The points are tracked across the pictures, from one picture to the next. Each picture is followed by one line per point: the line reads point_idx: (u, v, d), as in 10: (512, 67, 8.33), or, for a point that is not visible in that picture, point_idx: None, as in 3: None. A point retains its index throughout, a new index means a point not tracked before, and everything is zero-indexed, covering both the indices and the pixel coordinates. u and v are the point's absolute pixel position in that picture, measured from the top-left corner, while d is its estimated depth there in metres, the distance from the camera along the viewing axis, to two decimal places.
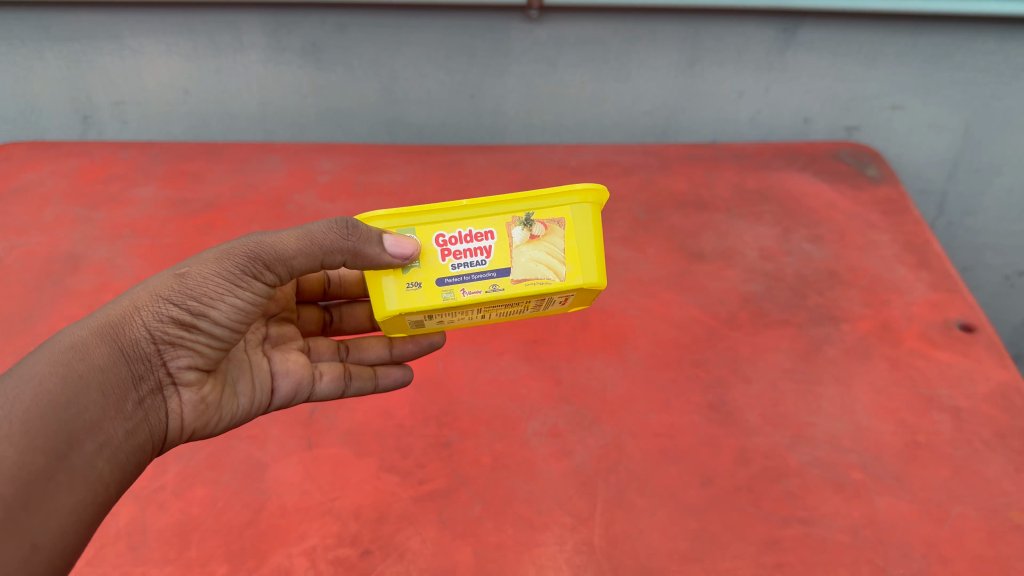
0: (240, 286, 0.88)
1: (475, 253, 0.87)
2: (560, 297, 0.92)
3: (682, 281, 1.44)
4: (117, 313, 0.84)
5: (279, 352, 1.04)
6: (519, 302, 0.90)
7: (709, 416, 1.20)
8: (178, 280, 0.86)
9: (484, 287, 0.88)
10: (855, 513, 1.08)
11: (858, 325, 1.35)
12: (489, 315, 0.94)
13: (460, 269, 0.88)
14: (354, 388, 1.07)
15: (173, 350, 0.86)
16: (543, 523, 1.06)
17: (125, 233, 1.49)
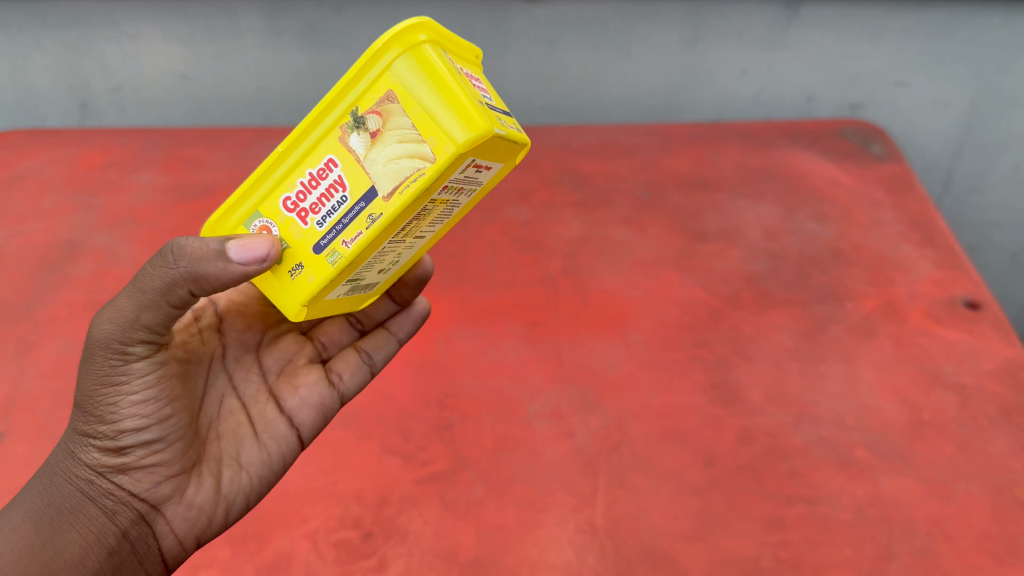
0: (116, 378, 0.81)
1: (332, 195, 0.75)
2: (457, 176, 0.72)
3: (685, 261, 1.43)
4: (55, 465, 0.84)
5: (287, 382, 0.98)
6: (421, 210, 0.73)
7: (712, 396, 1.19)
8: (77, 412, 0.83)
9: (364, 225, 0.73)
10: (859, 492, 1.07)
11: (863, 303, 1.34)
12: (411, 240, 0.79)
13: (327, 219, 0.75)
14: (380, 362, 1.05)
15: (121, 472, 0.84)
16: (546, 504, 1.06)
17: (125, 220, 1.49)
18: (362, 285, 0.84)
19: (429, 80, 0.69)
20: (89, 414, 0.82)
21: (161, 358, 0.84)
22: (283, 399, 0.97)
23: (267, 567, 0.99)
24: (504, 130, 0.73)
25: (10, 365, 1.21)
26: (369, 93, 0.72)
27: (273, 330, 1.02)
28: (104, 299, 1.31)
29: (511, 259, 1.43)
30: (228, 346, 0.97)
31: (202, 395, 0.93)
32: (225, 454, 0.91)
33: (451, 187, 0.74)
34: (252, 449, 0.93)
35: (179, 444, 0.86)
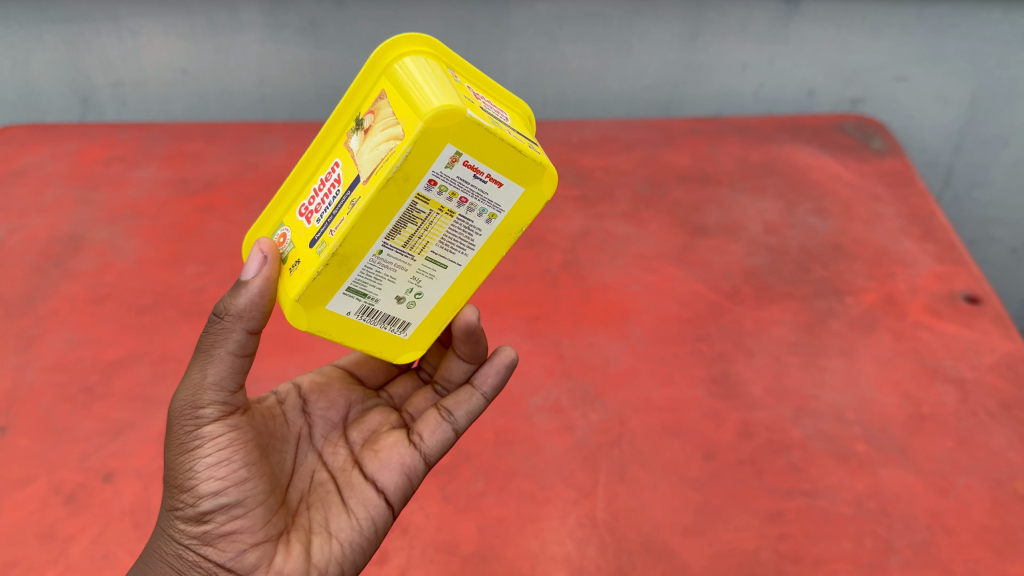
0: (193, 445, 0.78)
1: (330, 192, 0.75)
2: (442, 168, 0.69)
3: (685, 256, 1.43)
4: (150, 552, 0.81)
5: (371, 451, 0.90)
6: (405, 202, 0.70)
7: (712, 390, 1.19)
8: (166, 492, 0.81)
9: (346, 212, 0.71)
10: (859, 485, 1.08)
11: (863, 298, 1.35)
12: (412, 249, 0.75)
13: (323, 215, 0.75)
14: (463, 421, 0.92)
15: (205, 545, 0.79)
16: (547, 497, 1.06)
17: (125, 214, 1.49)
18: (380, 311, 0.80)
19: (408, 72, 0.70)
20: (172, 488, 0.79)
21: (243, 424, 0.82)
22: (365, 465, 0.89)
23: None
24: (491, 124, 0.69)
25: (11, 359, 1.21)
26: (369, 99, 0.74)
27: (359, 405, 0.96)
28: (106, 293, 1.32)
29: (511, 253, 1.43)
30: (314, 425, 0.92)
31: (290, 471, 0.87)
32: (312, 525, 0.83)
33: (445, 187, 0.70)
34: (341, 516, 0.85)
35: (260, 509, 0.79)
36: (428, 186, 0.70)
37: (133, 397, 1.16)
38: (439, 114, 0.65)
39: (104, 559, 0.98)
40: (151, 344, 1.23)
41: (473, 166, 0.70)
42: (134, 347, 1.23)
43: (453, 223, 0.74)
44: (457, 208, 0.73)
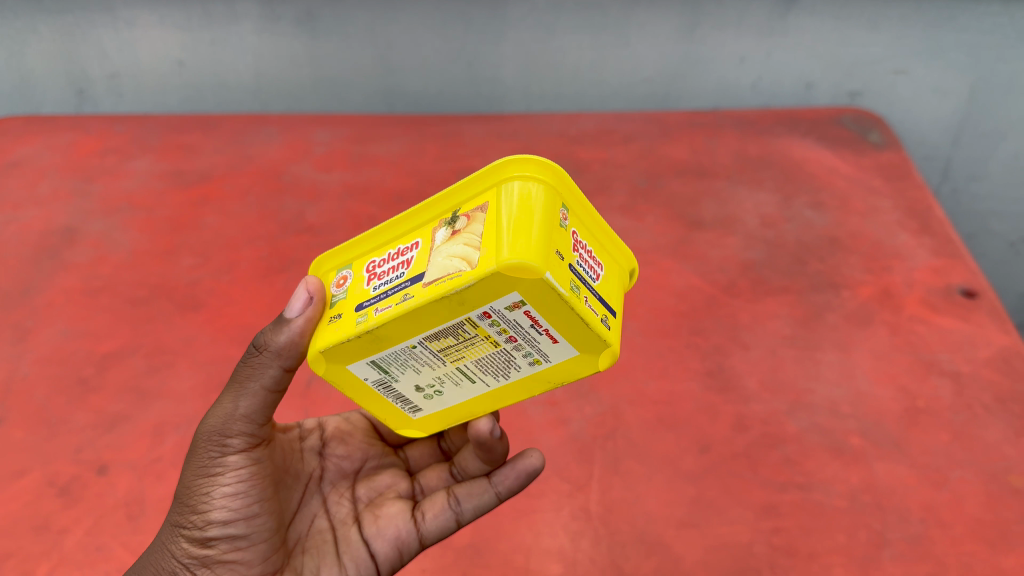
0: (212, 473, 0.78)
1: (396, 270, 0.70)
2: (502, 308, 0.65)
3: (681, 249, 1.42)
4: (147, 560, 0.81)
5: (371, 512, 0.88)
6: (455, 320, 0.67)
7: (708, 383, 1.19)
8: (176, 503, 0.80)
9: (396, 302, 0.68)
10: (854, 478, 1.08)
11: (859, 291, 1.34)
12: (447, 357, 0.72)
13: (380, 288, 0.71)
14: (470, 513, 0.86)
15: (204, 567, 0.79)
16: (541, 490, 1.07)
17: (121, 206, 1.49)
18: (397, 389, 0.77)
19: (524, 204, 0.64)
20: (183, 506, 0.79)
21: (264, 458, 0.81)
22: (364, 526, 0.86)
23: None
24: (569, 291, 0.65)
25: (6, 351, 1.21)
26: (475, 200, 0.69)
27: (376, 460, 0.94)
28: (101, 286, 1.32)
29: None
30: (327, 469, 0.91)
31: (294, 510, 0.86)
32: (303, 571, 0.83)
33: (499, 323, 0.67)
34: (333, 570, 0.84)
35: (262, 546, 0.80)
36: (481, 317, 0.67)
37: (127, 389, 1.16)
38: (524, 271, 0.61)
39: (98, 552, 0.98)
40: (146, 336, 1.23)
41: (537, 321, 0.67)
42: (128, 340, 1.23)
43: (497, 353, 0.71)
44: (504, 342, 0.70)
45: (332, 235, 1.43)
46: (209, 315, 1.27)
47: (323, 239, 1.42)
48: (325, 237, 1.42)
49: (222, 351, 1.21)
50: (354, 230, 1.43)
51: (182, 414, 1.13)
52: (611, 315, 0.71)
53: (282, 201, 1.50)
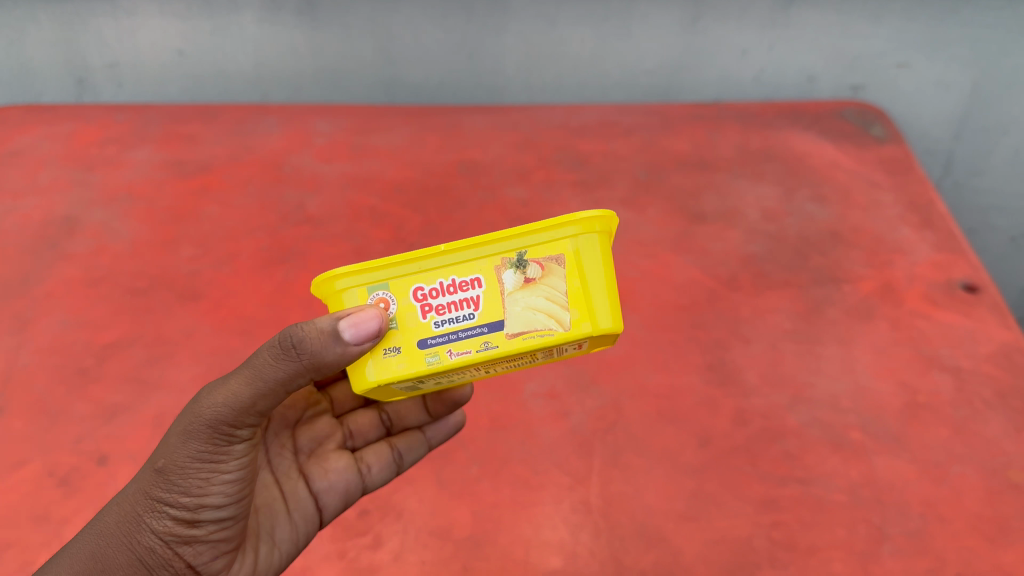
0: (214, 458, 0.79)
1: (461, 309, 0.74)
2: (566, 348, 0.76)
3: (683, 242, 1.42)
4: (117, 529, 0.78)
5: (317, 465, 0.97)
6: (522, 357, 0.75)
7: (708, 377, 1.19)
8: (163, 478, 0.78)
9: (474, 346, 0.73)
10: (854, 473, 1.08)
11: (860, 286, 1.34)
12: (487, 373, 0.79)
13: (445, 326, 0.74)
14: (407, 462, 1.03)
15: (185, 543, 0.79)
16: (541, 483, 1.07)
17: (121, 196, 1.48)
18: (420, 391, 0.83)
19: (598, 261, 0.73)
20: (173, 484, 0.77)
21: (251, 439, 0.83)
22: (313, 478, 0.96)
23: None
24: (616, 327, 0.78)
25: (6, 341, 1.21)
26: (540, 244, 0.73)
27: (310, 408, 1.01)
28: (101, 276, 1.32)
29: None
30: (273, 420, 0.95)
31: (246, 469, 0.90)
32: (260, 530, 0.89)
33: (552, 355, 0.77)
34: (286, 525, 0.91)
35: (242, 522, 0.84)
36: (545, 354, 0.76)
37: (128, 379, 1.16)
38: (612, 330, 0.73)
39: None
40: (146, 327, 1.23)
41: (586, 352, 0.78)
42: (128, 330, 1.23)
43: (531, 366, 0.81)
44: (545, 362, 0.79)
45: (333, 226, 1.42)
46: (209, 306, 1.26)
47: (324, 230, 1.41)
48: (326, 229, 1.41)
49: (222, 341, 1.21)
50: (355, 221, 1.43)
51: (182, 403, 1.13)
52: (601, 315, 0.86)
53: (282, 192, 1.49)
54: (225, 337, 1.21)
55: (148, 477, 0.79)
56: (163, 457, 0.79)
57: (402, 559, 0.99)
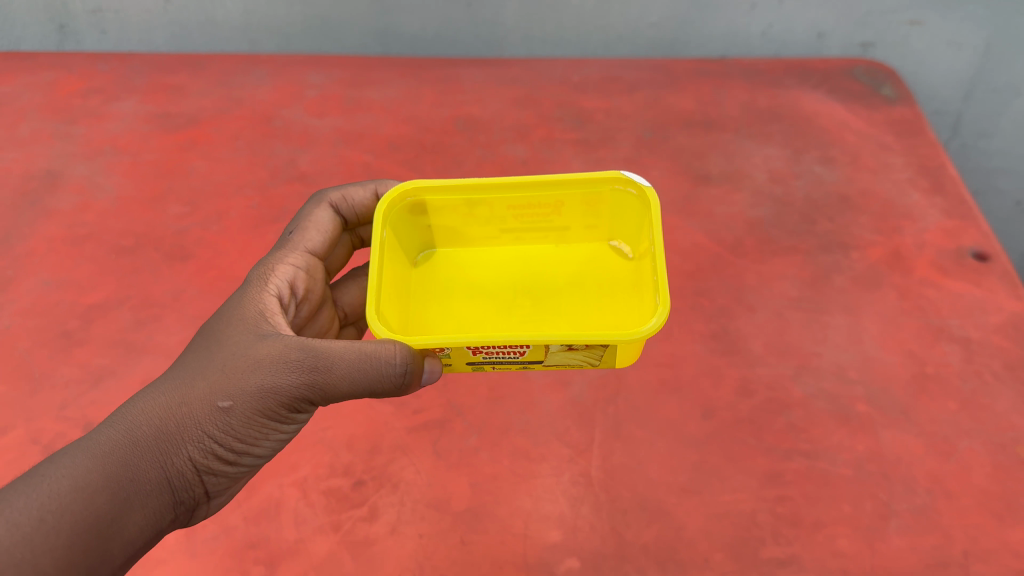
0: (277, 421, 0.88)
1: (508, 354, 0.88)
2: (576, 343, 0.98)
3: (688, 205, 1.37)
4: (159, 443, 0.82)
5: None
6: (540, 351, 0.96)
7: (712, 346, 1.16)
8: (223, 417, 0.84)
9: (513, 363, 0.93)
10: (860, 447, 1.06)
11: (869, 253, 1.30)
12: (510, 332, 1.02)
13: (492, 357, 0.89)
14: None
15: (214, 477, 0.86)
16: (541, 455, 1.04)
17: (105, 149, 1.43)
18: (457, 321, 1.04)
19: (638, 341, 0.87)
20: (236, 433, 0.85)
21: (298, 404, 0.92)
22: None
23: (255, 514, 0.97)
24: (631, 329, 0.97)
25: None
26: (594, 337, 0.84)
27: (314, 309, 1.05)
28: (86, 234, 1.27)
29: None
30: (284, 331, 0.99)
31: None
32: None
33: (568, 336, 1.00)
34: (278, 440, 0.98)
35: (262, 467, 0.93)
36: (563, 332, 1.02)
37: (114, 342, 1.12)
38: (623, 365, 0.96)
39: None
40: (133, 289, 1.19)
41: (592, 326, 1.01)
42: (115, 291, 1.19)
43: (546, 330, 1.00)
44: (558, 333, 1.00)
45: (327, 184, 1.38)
46: (198, 268, 1.22)
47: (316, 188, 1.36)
48: (319, 187, 1.37)
49: (211, 304, 1.17)
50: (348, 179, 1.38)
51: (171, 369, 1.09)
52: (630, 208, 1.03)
53: (272, 147, 1.44)
54: (214, 299, 1.17)
55: (209, 409, 0.84)
56: (229, 398, 0.84)
57: (399, 530, 0.97)
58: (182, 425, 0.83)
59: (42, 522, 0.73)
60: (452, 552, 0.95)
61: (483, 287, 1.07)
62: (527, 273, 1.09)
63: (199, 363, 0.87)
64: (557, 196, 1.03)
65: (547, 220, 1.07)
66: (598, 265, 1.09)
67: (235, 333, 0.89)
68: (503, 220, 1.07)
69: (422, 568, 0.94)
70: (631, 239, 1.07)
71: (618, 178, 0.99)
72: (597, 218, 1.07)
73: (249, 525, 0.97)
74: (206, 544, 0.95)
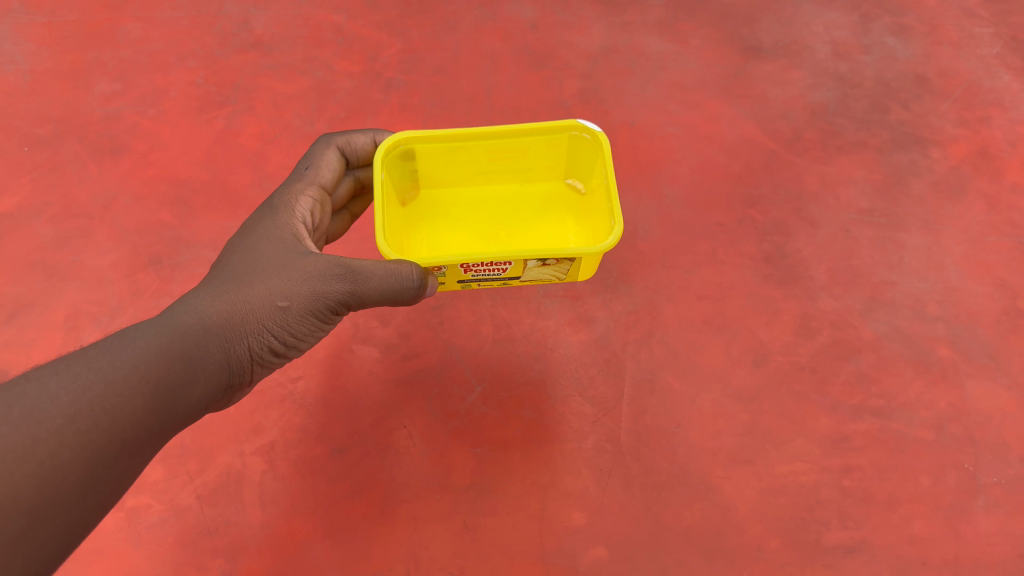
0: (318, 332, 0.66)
1: (489, 273, 0.67)
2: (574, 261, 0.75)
3: (735, 85, 1.12)
4: (215, 329, 0.58)
5: None
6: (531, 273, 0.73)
7: (766, 272, 0.96)
8: (281, 317, 0.62)
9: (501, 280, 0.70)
10: (941, 403, 0.88)
11: (950, 151, 1.08)
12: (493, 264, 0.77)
13: (479, 275, 0.67)
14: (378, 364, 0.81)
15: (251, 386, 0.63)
16: (559, 414, 0.86)
17: (14, 5, 1.15)
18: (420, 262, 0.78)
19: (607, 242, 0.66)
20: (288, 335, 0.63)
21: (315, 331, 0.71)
22: None
23: (211, 492, 0.80)
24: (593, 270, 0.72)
25: None
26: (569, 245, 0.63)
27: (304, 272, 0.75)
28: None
29: (514, 77, 1.12)
30: None
31: None
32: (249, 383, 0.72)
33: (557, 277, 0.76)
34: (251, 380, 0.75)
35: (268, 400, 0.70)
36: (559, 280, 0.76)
37: (30, 265, 0.94)
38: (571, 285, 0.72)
39: None
40: (51, 192, 0.99)
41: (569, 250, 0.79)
42: (29, 197, 0.99)
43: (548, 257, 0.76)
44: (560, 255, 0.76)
45: (289, 55, 1.12)
46: (132, 165, 1.02)
47: (278, 61, 1.12)
48: (281, 59, 1.12)
49: (147, 214, 0.98)
50: (317, 48, 1.13)
51: (100, 301, 0.91)
52: (588, 155, 0.75)
53: (222, 3, 1.16)
54: (151, 208, 0.98)
55: (267, 305, 0.61)
56: (289, 296, 0.62)
57: (388, 512, 0.80)
58: (237, 318, 0.60)
59: (117, 367, 0.50)
60: (453, 540, 0.79)
61: (446, 232, 0.80)
62: (500, 225, 0.81)
63: (236, 262, 0.63)
64: (520, 134, 0.74)
65: (503, 164, 0.78)
66: (554, 218, 0.81)
67: (275, 226, 0.67)
68: (476, 164, 0.78)
69: (416, 560, 0.78)
70: (585, 176, 0.78)
71: (570, 126, 0.72)
72: (554, 156, 0.78)
73: (204, 506, 0.80)
74: (154, 531, 0.79)
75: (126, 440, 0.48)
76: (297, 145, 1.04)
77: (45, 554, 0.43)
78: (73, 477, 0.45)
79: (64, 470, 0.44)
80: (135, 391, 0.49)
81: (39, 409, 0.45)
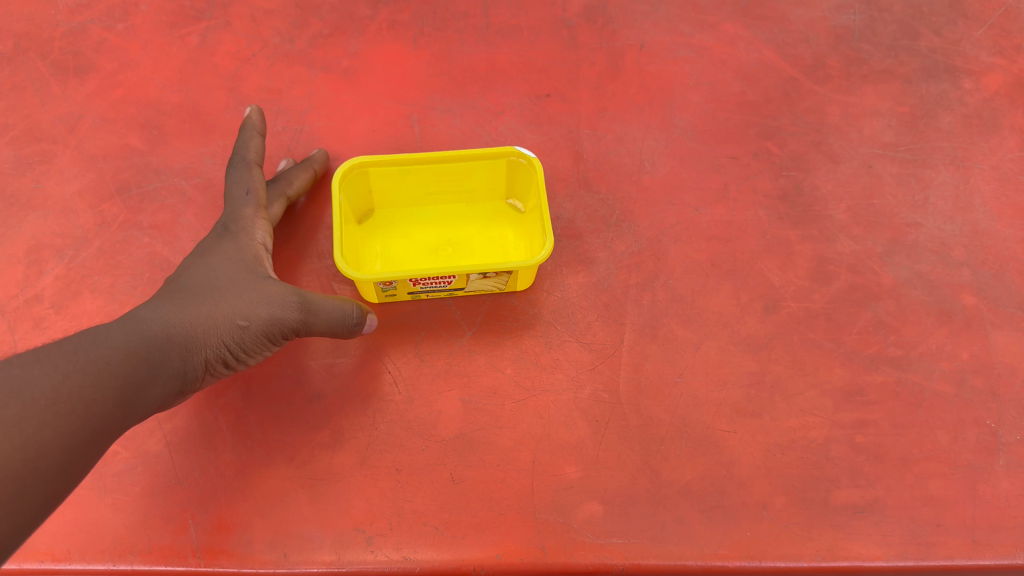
0: (264, 350, 0.73)
1: (437, 283, 0.78)
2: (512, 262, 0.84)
3: (754, 4, 1.03)
4: (182, 337, 0.65)
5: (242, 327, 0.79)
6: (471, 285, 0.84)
7: (781, 212, 0.90)
8: (239, 333, 0.69)
9: (443, 289, 0.81)
10: (964, 355, 0.83)
11: (983, 81, 0.98)
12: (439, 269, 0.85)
13: (426, 285, 0.78)
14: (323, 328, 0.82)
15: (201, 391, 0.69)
16: (554, 361, 0.81)
17: None
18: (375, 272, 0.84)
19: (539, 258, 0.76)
20: (242, 351, 0.70)
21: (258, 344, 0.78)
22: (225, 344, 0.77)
23: (181, 439, 0.77)
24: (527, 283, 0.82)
25: None
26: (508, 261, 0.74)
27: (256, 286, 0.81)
28: None
29: None
30: None
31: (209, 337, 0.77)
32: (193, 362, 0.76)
33: None
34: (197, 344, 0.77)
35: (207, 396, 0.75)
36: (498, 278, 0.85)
37: None
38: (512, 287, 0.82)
39: None
40: (12, 113, 0.93)
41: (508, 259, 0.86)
42: None
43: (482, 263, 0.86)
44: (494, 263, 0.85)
45: None
46: (99, 85, 0.95)
47: None
48: None
49: (116, 138, 0.92)
50: None
51: (65, 233, 0.87)
52: (527, 180, 0.84)
53: None
54: (122, 132, 0.93)
55: (228, 323, 0.68)
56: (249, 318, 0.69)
57: (370, 462, 0.76)
58: (199, 330, 0.66)
59: (92, 361, 0.55)
60: (439, 494, 0.75)
61: (398, 248, 0.86)
62: (447, 238, 0.87)
63: (201, 279, 0.70)
64: (464, 159, 0.82)
65: (450, 186, 0.86)
66: (495, 232, 0.88)
67: (233, 250, 0.74)
68: (426, 186, 0.86)
69: (400, 514, 0.74)
70: (525, 195, 0.87)
71: (509, 152, 0.82)
72: (494, 179, 0.86)
73: (174, 454, 0.77)
74: (120, 479, 0.76)
75: (98, 425, 0.53)
76: (276, 65, 0.97)
77: (25, 520, 0.47)
78: (52, 454, 0.49)
79: (45, 447, 0.49)
80: (106, 384, 0.54)
81: (22, 395, 0.49)
